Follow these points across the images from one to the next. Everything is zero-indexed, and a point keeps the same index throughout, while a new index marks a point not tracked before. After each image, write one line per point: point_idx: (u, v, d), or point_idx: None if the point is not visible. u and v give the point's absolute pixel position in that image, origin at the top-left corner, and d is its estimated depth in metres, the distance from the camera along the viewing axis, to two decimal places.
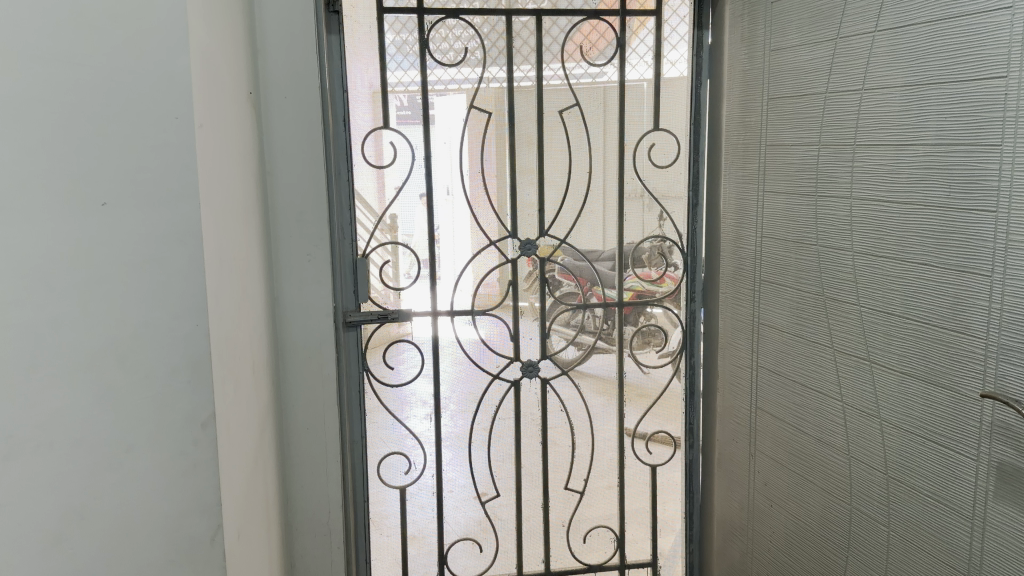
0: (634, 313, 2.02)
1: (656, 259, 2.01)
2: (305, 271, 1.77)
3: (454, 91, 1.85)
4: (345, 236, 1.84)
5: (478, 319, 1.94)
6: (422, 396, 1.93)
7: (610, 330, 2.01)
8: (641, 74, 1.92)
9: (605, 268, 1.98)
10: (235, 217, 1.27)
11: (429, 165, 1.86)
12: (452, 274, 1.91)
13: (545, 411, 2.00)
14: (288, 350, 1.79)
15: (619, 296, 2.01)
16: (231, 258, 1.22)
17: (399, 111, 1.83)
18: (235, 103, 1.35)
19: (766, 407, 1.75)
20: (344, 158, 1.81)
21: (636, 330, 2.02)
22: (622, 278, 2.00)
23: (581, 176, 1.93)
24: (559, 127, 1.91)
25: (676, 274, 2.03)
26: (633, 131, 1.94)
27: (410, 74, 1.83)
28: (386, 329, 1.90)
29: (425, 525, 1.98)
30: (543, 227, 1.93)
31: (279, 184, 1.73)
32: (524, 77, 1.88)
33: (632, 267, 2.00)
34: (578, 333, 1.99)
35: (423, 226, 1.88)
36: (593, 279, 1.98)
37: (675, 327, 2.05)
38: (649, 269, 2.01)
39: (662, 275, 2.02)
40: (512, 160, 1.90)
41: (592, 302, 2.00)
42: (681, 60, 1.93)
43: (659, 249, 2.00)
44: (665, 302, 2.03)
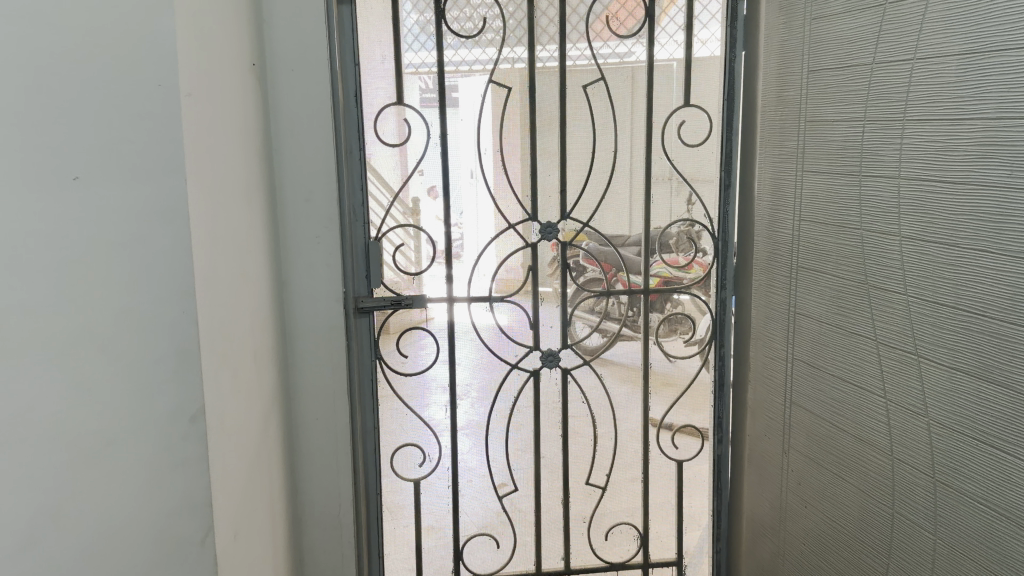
0: (660, 301, 1.92)
1: (684, 244, 1.90)
2: (314, 254, 1.66)
3: (475, 71, 1.76)
4: (358, 220, 1.76)
5: (495, 305, 1.85)
6: (441, 382, 1.85)
7: (636, 317, 1.91)
8: (672, 50, 1.81)
9: (631, 253, 1.88)
10: (232, 196, 1.19)
11: (446, 144, 1.76)
12: (469, 258, 1.82)
13: (566, 403, 1.90)
14: (297, 337, 1.68)
15: (645, 282, 1.91)
16: (226, 239, 1.14)
17: (423, 93, 1.74)
18: (235, 75, 1.27)
19: (801, 402, 1.64)
20: (357, 137, 1.73)
21: (663, 319, 1.92)
22: (649, 264, 1.90)
23: (607, 156, 1.83)
24: (584, 104, 1.80)
25: (706, 261, 1.92)
26: (662, 109, 1.83)
27: (422, 55, 1.73)
28: (400, 315, 1.81)
29: (441, 516, 1.90)
30: (565, 210, 1.83)
31: (289, 162, 1.63)
32: (549, 57, 1.78)
33: (659, 253, 1.89)
34: (602, 320, 1.89)
35: (439, 208, 1.78)
36: (618, 265, 1.88)
37: (703, 315, 1.93)
38: (677, 255, 1.90)
39: (691, 261, 1.91)
40: (533, 140, 1.80)
41: (616, 289, 1.89)
42: (716, 38, 1.82)
43: (687, 233, 1.90)
44: (694, 290, 1.92)
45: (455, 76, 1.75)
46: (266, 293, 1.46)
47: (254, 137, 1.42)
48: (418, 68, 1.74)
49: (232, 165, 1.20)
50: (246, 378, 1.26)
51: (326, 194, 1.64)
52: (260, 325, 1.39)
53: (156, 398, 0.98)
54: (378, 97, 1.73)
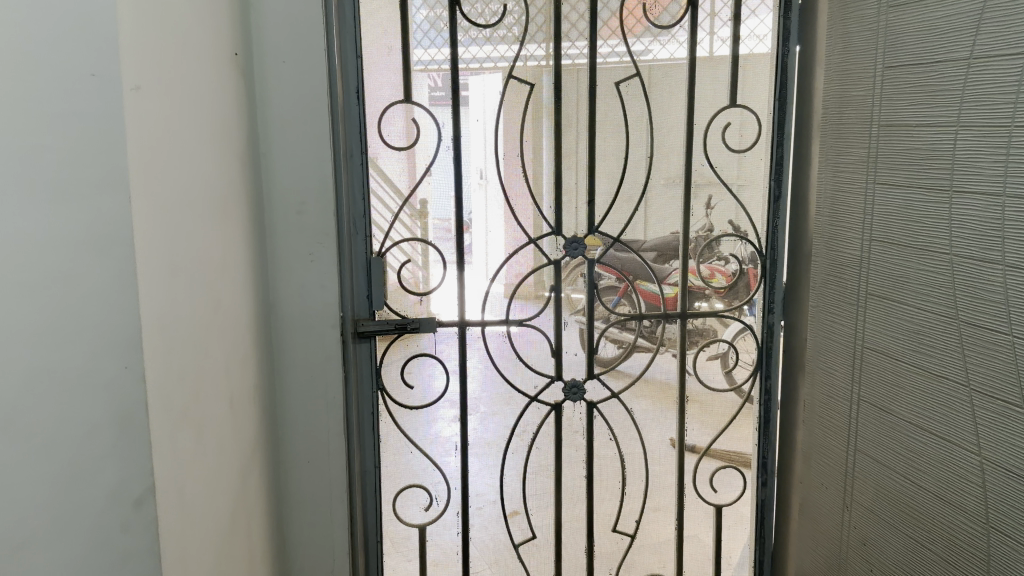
0: (679, 312, 1.70)
1: (704, 251, 1.69)
2: (306, 274, 1.42)
3: (491, 69, 1.55)
4: (360, 232, 1.54)
5: (513, 334, 1.64)
6: (450, 395, 1.63)
7: (660, 331, 1.70)
8: (716, 47, 1.62)
9: (648, 258, 1.66)
10: (199, 212, 0.97)
11: (458, 148, 1.55)
12: (484, 276, 1.61)
13: (592, 440, 1.70)
14: (283, 368, 1.44)
15: (677, 291, 1.69)
16: (190, 269, 0.93)
17: (432, 92, 1.53)
18: (209, 68, 1.07)
19: (868, 451, 1.42)
20: (359, 138, 1.51)
21: (682, 332, 1.71)
22: (667, 270, 1.68)
23: (639, 164, 1.63)
24: (615, 105, 1.60)
25: (726, 269, 1.70)
26: (702, 113, 1.63)
27: (443, 52, 1.52)
28: (405, 341, 1.60)
29: (449, 549, 1.69)
30: (593, 223, 1.63)
31: (280, 165, 1.39)
32: (577, 54, 1.57)
33: (678, 258, 1.68)
34: (636, 339, 1.69)
35: (451, 220, 1.57)
36: (639, 271, 1.66)
37: (725, 324, 1.72)
38: (699, 266, 1.69)
39: (712, 270, 1.70)
40: (557, 144, 1.59)
41: (635, 296, 1.67)
42: (769, 33, 1.62)
43: (706, 238, 1.68)
44: (714, 300, 1.71)
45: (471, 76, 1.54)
46: (247, 323, 1.25)
47: (232, 140, 1.21)
48: (427, 60, 1.52)
49: (199, 176, 0.99)
50: (219, 432, 1.06)
51: (325, 203, 1.40)
52: (240, 363, 1.18)
53: (87, 478, 0.77)
54: (382, 95, 1.52)
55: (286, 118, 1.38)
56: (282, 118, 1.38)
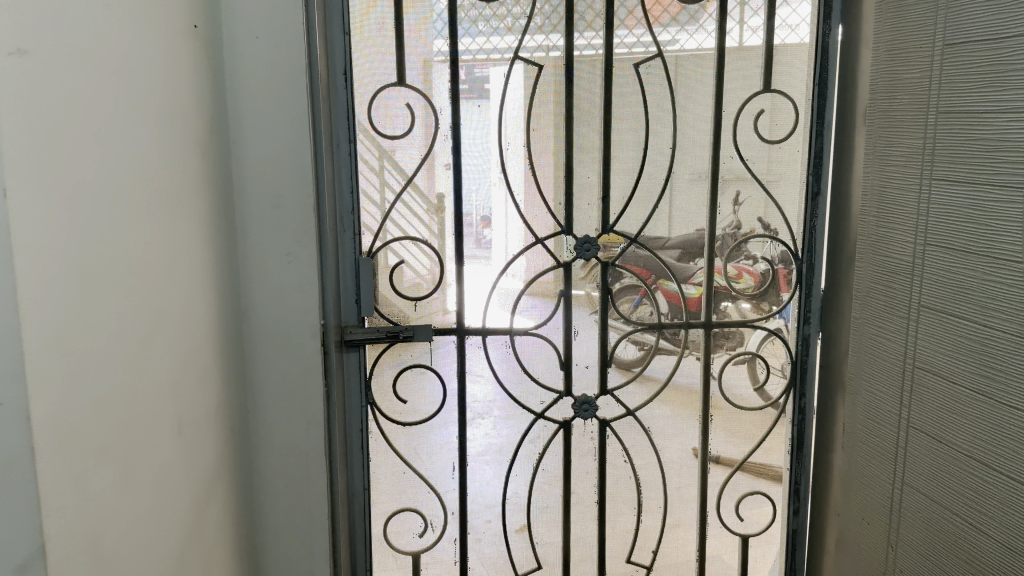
0: (703, 313, 1.53)
1: (730, 249, 1.52)
2: (282, 278, 1.26)
3: (494, 60, 1.39)
4: (349, 229, 1.40)
5: (517, 341, 1.48)
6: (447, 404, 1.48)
7: (685, 335, 1.53)
8: (746, 36, 1.44)
9: (671, 258, 1.49)
10: (121, 211, 0.82)
11: (458, 140, 1.40)
12: (490, 275, 1.45)
13: (604, 462, 1.54)
14: (258, 383, 1.29)
15: (702, 291, 1.52)
16: (106, 279, 0.78)
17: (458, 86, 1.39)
18: (141, 41, 0.91)
19: (919, 485, 1.24)
20: (346, 126, 1.37)
21: (707, 335, 1.53)
22: (692, 269, 1.51)
23: (660, 156, 1.46)
24: (636, 91, 1.44)
25: (755, 268, 1.53)
26: (732, 100, 1.46)
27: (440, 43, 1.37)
28: (396, 350, 1.46)
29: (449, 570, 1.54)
30: (608, 222, 1.46)
31: (253, 154, 1.23)
32: (590, 43, 1.41)
33: (703, 257, 1.51)
34: (658, 341, 1.52)
35: (475, 215, 1.42)
36: (662, 270, 1.49)
37: (755, 328, 1.54)
38: (724, 265, 1.52)
39: (739, 269, 1.53)
40: (570, 134, 1.43)
41: (657, 298, 1.50)
42: (807, 18, 1.44)
43: (733, 236, 1.51)
44: (741, 303, 1.53)
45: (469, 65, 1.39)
46: (208, 336, 1.09)
47: (191, 126, 1.06)
48: (423, 42, 1.37)
49: (123, 168, 0.84)
50: (160, 467, 0.91)
51: (305, 198, 1.25)
52: (197, 383, 1.03)
53: None
54: (373, 79, 1.37)
55: (262, 101, 1.22)
56: (256, 101, 1.22)
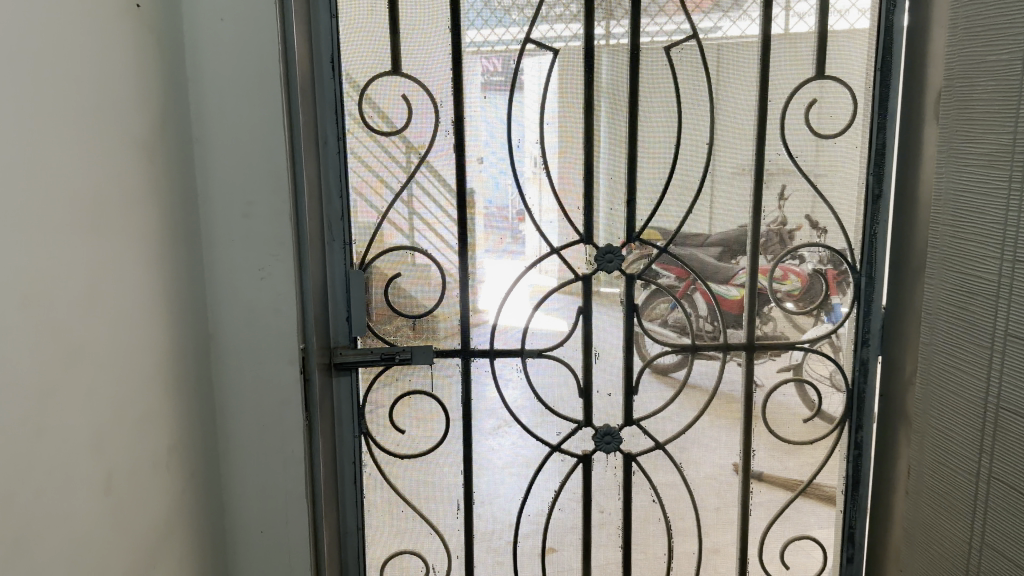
0: (741, 318, 1.33)
1: (775, 246, 1.32)
2: (255, 297, 1.11)
3: (500, 53, 1.23)
4: (341, 236, 1.25)
5: (530, 366, 1.31)
6: (453, 436, 1.33)
7: (724, 338, 1.33)
8: (792, 23, 1.25)
9: (712, 255, 1.31)
10: (9, 238, 0.67)
11: (463, 141, 1.25)
12: (519, 266, 1.28)
13: (630, 501, 1.36)
14: (230, 416, 1.14)
15: (743, 295, 1.33)
16: None
17: (487, 79, 1.24)
18: (48, 22, 0.74)
19: (1003, 548, 1.03)
20: (334, 123, 1.23)
21: (748, 340, 1.34)
22: (732, 270, 1.32)
23: (696, 154, 1.27)
24: (670, 81, 1.25)
25: (803, 268, 1.33)
26: (780, 88, 1.26)
27: (438, 29, 1.22)
28: (393, 373, 1.31)
29: None
30: (635, 229, 1.29)
31: (219, 155, 1.07)
32: (617, 32, 1.24)
33: (746, 255, 1.32)
34: (693, 346, 1.33)
35: (511, 209, 1.26)
36: (699, 270, 1.31)
37: (801, 334, 1.35)
38: (768, 265, 1.32)
39: (785, 270, 1.33)
40: (592, 130, 1.26)
41: (696, 301, 1.32)
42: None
43: (778, 235, 1.31)
44: (786, 305, 1.34)
45: (474, 59, 1.23)
46: (155, 371, 0.94)
47: (132, 125, 0.90)
48: (422, 30, 1.22)
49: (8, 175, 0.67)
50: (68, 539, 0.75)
51: (281, 205, 1.09)
52: (136, 430, 0.89)
53: None
54: (361, 68, 1.22)
55: (227, 93, 1.06)
56: (220, 93, 1.06)
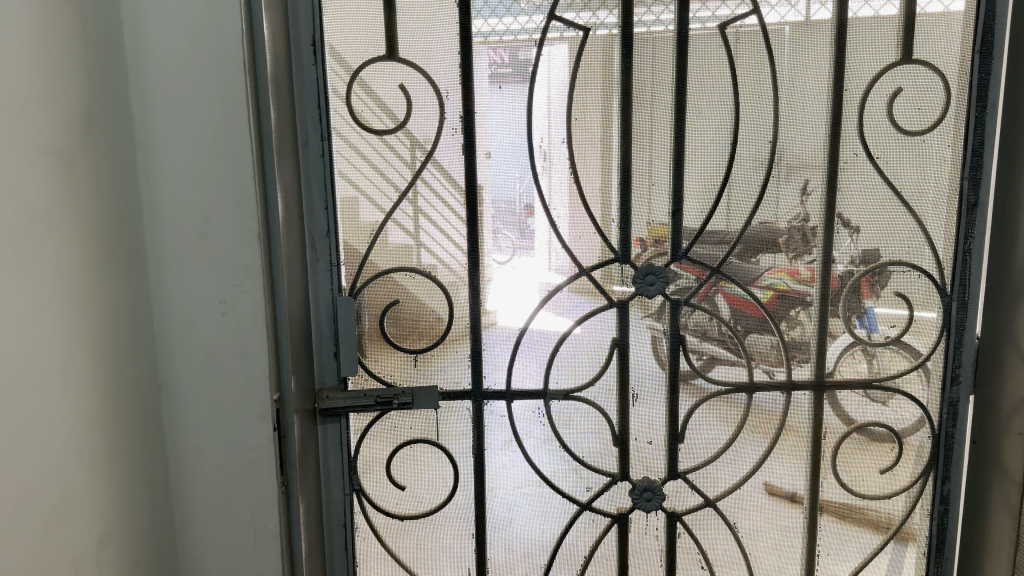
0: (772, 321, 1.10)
1: (798, 245, 1.07)
2: (215, 337, 0.89)
3: (511, 44, 1.02)
4: (328, 256, 1.04)
5: (552, 410, 1.10)
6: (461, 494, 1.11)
7: (750, 347, 1.10)
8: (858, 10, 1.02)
9: (731, 254, 1.07)
10: None
11: (473, 147, 1.03)
12: (541, 268, 1.06)
13: (674, 566, 1.15)
14: (188, 483, 0.93)
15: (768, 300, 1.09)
16: None
17: (494, 72, 1.02)
18: None
19: None
20: (316, 119, 1.01)
21: (775, 345, 1.10)
22: (753, 271, 1.08)
23: (754, 158, 1.05)
24: (726, 72, 1.03)
25: (836, 268, 1.08)
26: (858, 78, 1.04)
27: (443, 8, 1.01)
28: (389, 420, 1.09)
29: None
30: (681, 245, 1.07)
31: (167, 163, 0.86)
32: (658, 20, 1.02)
33: (772, 254, 1.07)
34: (715, 358, 1.10)
35: (518, 203, 1.04)
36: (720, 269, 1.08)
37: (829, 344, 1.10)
38: (794, 264, 1.08)
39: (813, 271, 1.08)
40: (627, 130, 1.04)
41: (717, 305, 1.09)
42: None
43: (801, 231, 1.07)
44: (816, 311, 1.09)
45: (481, 50, 1.01)
46: (67, 447, 0.75)
47: (35, 133, 0.70)
48: (421, 10, 1.01)
49: None
50: None
51: (244, 222, 0.87)
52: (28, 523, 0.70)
53: None
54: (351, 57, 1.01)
55: (175, 83, 0.85)
56: (166, 84, 0.85)
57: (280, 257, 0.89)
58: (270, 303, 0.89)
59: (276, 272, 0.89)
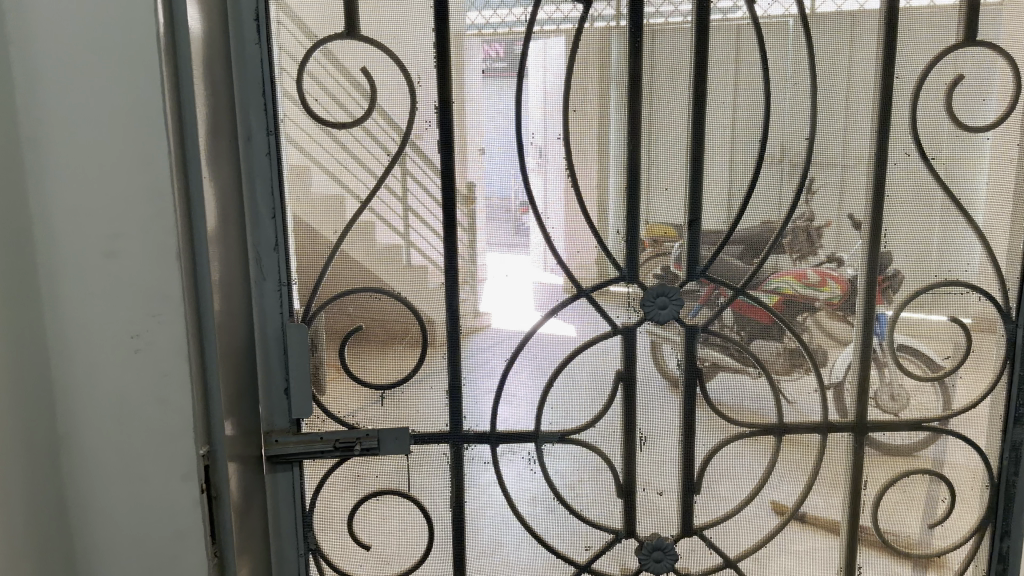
0: (774, 329, 0.91)
1: (802, 247, 0.89)
2: (128, 379, 0.72)
3: (506, 38, 0.84)
4: (276, 274, 0.86)
5: (546, 456, 0.93)
6: (439, 551, 0.95)
7: (757, 359, 0.92)
8: None
9: (730, 255, 0.90)
10: None
11: (450, 147, 0.86)
12: (536, 269, 0.89)
13: None
14: (97, 554, 0.76)
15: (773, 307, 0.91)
16: None
17: (491, 69, 0.84)
18: None
19: None
20: (262, 110, 0.84)
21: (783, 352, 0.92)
22: (751, 275, 0.90)
23: (787, 162, 0.87)
24: (755, 64, 0.86)
25: (847, 273, 0.90)
26: (912, 65, 0.85)
27: None
28: (352, 470, 0.92)
29: None
30: (701, 260, 0.90)
31: (62, 167, 0.69)
32: (673, 10, 0.84)
33: (777, 254, 0.89)
34: (716, 372, 0.92)
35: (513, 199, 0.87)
36: (719, 271, 0.90)
37: (842, 357, 0.92)
38: (801, 267, 0.89)
39: (821, 275, 0.90)
40: (635, 129, 0.86)
41: (718, 309, 0.91)
42: None
43: (806, 231, 0.89)
44: (825, 321, 0.91)
45: (475, 44, 0.84)
46: None
47: None
48: None
49: None
50: None
51: (161, 237, 0.70)
52: None
53: None
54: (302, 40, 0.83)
55: (74, 63, 0.68)
56: (57, 67, 0.68)
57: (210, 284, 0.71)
58: (198, 339, 0.72)
59: (204, 302, 0.72)
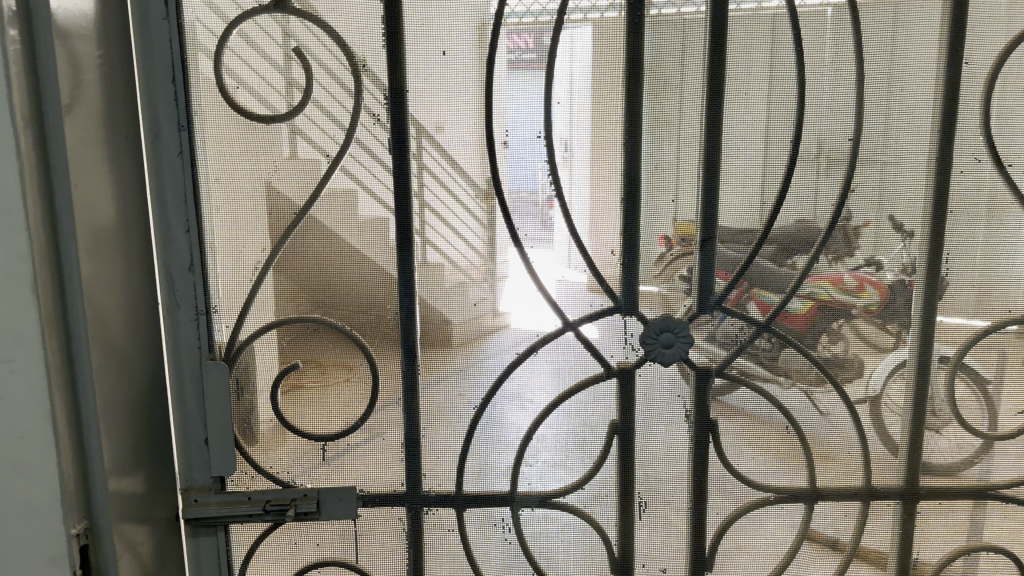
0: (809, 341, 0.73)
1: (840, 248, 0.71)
2: None
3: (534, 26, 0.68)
4: (193, 301, 0.71)
5: (523, 523, 0.77)
6: None
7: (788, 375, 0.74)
8: None
9: (765, 259, 0.72)
10: None
11: (405, 151, 0.70)
12: (560, 266, 0.71)
13: None
14: None
15: (807, 312, 0.72)
16: None
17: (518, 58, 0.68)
18: None
19: None
20: (173, 101, 0.67)
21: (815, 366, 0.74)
22: (793, 284, 0.72)
23: (824, 174, 0.70)
24: (787, 50, 0.68)
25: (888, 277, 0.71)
26: (985, 54, 0.67)
27: None
28: (288, 536, 0.77)
29: None
30: (734, 274, 0.72)
31: None
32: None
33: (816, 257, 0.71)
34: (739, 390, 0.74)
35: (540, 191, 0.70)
36: (751, 276, 0.72)
37: (885, 374, 0.73)
38: (838, 268, 0.71)
39: (859, 279, 0.71)
40: (635, 130, 0.69)
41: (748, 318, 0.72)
42: None
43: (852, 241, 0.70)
44: (866, 333, 0.72)
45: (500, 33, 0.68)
46: None
47: None
48: None
49: None
50: None
51: (13, 264, 0.55)
52: None
53: None
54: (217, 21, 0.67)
55: None
56: None
57: (85, 335, 0.59)
58: (70, 399, 0.59)
59: (77, 354, 0.59)
